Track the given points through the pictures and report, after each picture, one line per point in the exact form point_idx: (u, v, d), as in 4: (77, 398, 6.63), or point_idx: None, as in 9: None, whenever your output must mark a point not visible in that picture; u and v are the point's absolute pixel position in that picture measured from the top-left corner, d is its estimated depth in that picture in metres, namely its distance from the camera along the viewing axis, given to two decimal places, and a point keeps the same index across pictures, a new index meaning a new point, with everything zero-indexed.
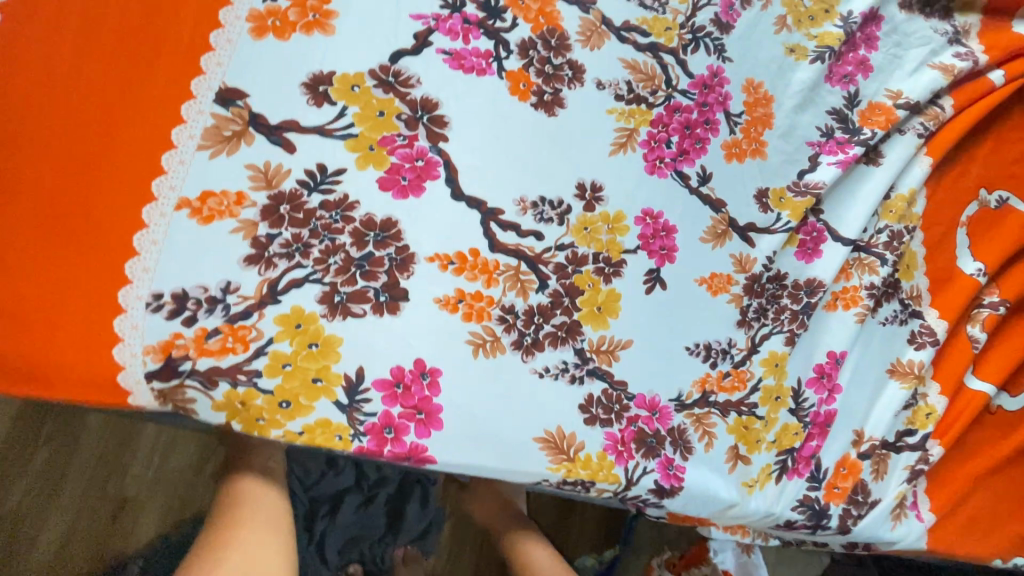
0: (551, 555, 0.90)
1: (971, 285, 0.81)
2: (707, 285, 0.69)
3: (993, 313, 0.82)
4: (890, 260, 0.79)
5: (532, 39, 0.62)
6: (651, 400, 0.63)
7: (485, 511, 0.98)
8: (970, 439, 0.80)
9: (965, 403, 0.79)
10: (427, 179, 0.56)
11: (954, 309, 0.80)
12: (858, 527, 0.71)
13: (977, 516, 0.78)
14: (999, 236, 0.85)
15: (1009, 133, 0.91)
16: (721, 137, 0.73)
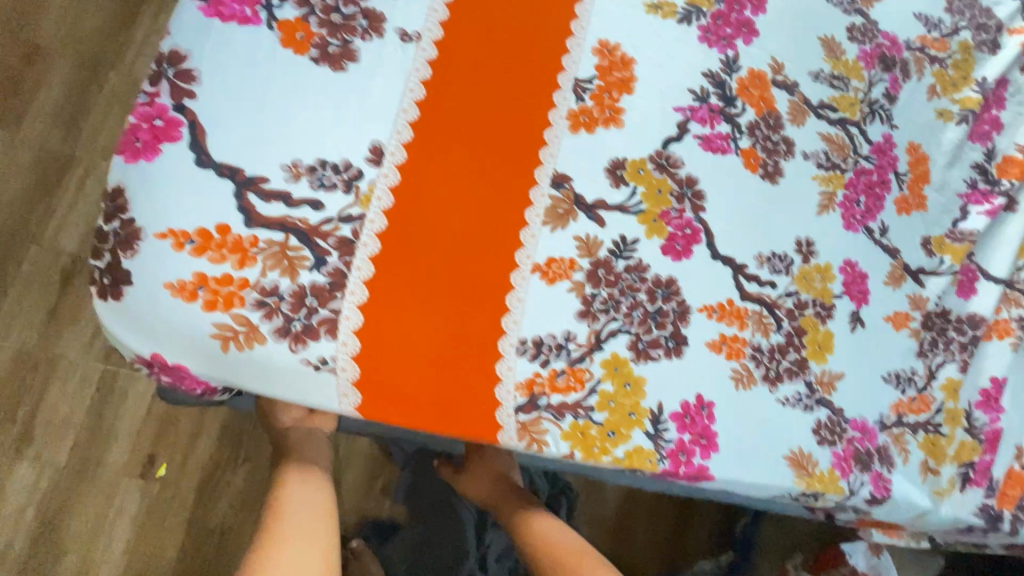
0: (550, 521, 0.85)
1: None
2: (893, 322, 0.80)
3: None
4: None
5: (757, 120, 0.74)
6: (861, 423, 0.75)
7: (484, 486, 0.94)
8: None
9: None
10: (694, 244, 0.68)
11: None
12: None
13: None
14: None
15: None
16: (894, 193, 0.84)
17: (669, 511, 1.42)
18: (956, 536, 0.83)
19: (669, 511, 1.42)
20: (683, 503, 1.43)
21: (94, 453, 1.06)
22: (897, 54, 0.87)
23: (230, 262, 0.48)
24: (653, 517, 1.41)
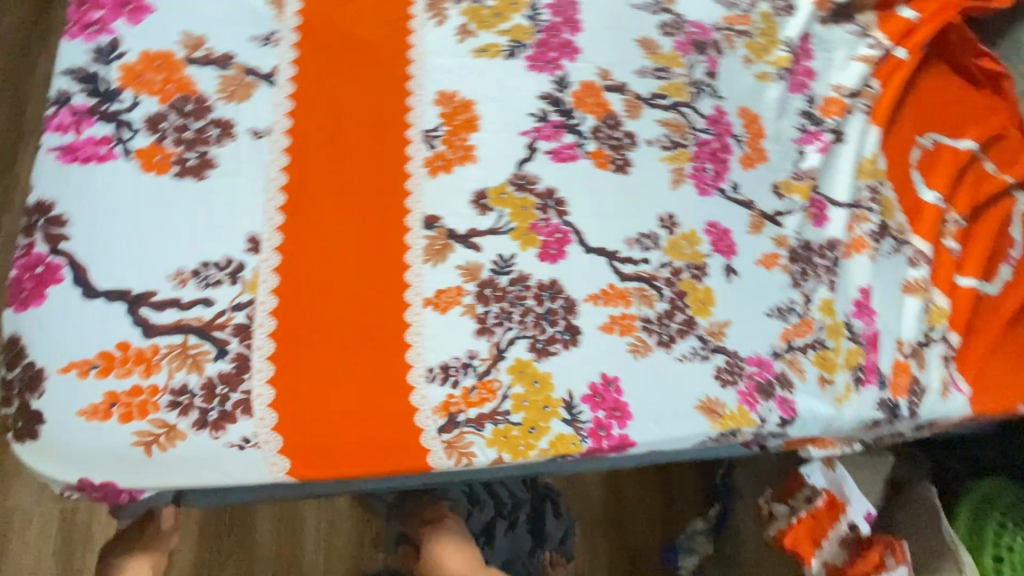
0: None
1: (937, 209, 1.10)
2: (764, 263, 0.91)
3: (956, 227, 1.11)
4: (875, 209, 1.05)
5: (598, 124, 0.85)
6: (756, 358, 0.84)
7: (450, 563, 0.98)
8: (976, 322, 1.05)
9: (962, 298, 1.04)
10: (567, 245, 0.77)
11: (930, 231, 1.07)
12: (923, 409, 0.94)
13: (1003, 379, 1.01)
14: (940, 170, 1.15)
15: (920, 92, 1.22)
16: (736, 154, 0.96)
17: (651, 483, 1.50)
18: (869, 432, 0.94)
19: (652, 481, 1.50)
20: (661, 472, 1.52)
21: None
22: (707, 37, 1.00)
23: (136, 373, 0.54)
24: (638, 494, 1.49)
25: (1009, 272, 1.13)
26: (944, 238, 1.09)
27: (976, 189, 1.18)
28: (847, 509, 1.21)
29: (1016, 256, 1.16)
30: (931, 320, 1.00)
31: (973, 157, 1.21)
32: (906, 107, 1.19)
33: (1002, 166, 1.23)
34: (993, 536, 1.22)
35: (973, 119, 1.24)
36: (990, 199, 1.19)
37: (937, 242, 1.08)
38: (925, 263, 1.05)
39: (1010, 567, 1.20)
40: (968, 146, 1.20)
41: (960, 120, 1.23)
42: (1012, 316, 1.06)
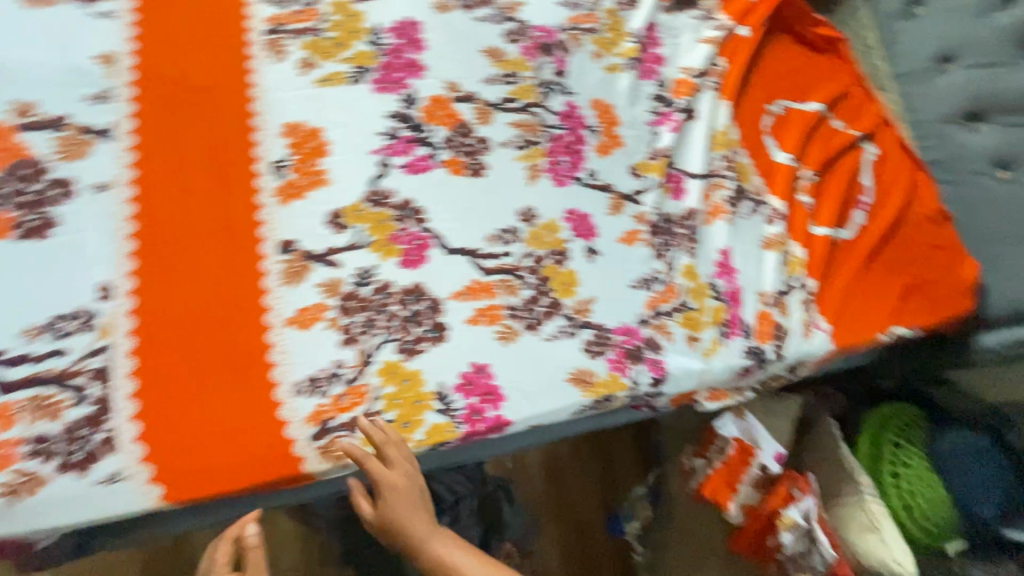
0: (473, 558, 0.72)
1: (790, 168, 1.21)
2: (625, 240, 1.00)
3: (809, 182, 1.22)
4: (730, 175, 1.14)
5: (450, 134, 0.92)
6: (623, 327, 0.93)
7: (405, 519, 0.72)
8: (830, 266, 1.18)
9: (817, 246, 1.15)
10: (427, 249, 0.83)
11: (783, 189, 1.18)
12: (787, 350, 1.03)
13: (856, 314, 1.14)
14: (790, 133, 1.26)
15: (767, 63, 1.33)
16: (591, 144, 1.05)
17: (591, 458, 1.58)
18: (745, 381, 1.01)
19: (591, 458, 1.58)
20: (599, 446, 1.59)
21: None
22: (553, 39, 1.08)
23: None
24: (579, 470, 1.56)
25: (860, 217, 1.26)
26: (798, 194, 1.21)
27: (825, 146, 1.30)
28: (758, 453, 1.30)
29: (867, 202, 1.29)
30: (790, 270, 1.10)
31: (821, 117, 1.33)
32: (756, 79, 1.30)
33: (847, 122, 1.37)
34: (889, 456, 1.38)
35: (818, 82, 1.36)
36: (840, 153, 1.32)
37: (792, 198, 1.19)
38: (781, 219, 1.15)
39: (906, 482, 1.35)
40: (815, 107, 1.32)
41: (806, 85, 1.35)
42: (864, 256, 1.18)
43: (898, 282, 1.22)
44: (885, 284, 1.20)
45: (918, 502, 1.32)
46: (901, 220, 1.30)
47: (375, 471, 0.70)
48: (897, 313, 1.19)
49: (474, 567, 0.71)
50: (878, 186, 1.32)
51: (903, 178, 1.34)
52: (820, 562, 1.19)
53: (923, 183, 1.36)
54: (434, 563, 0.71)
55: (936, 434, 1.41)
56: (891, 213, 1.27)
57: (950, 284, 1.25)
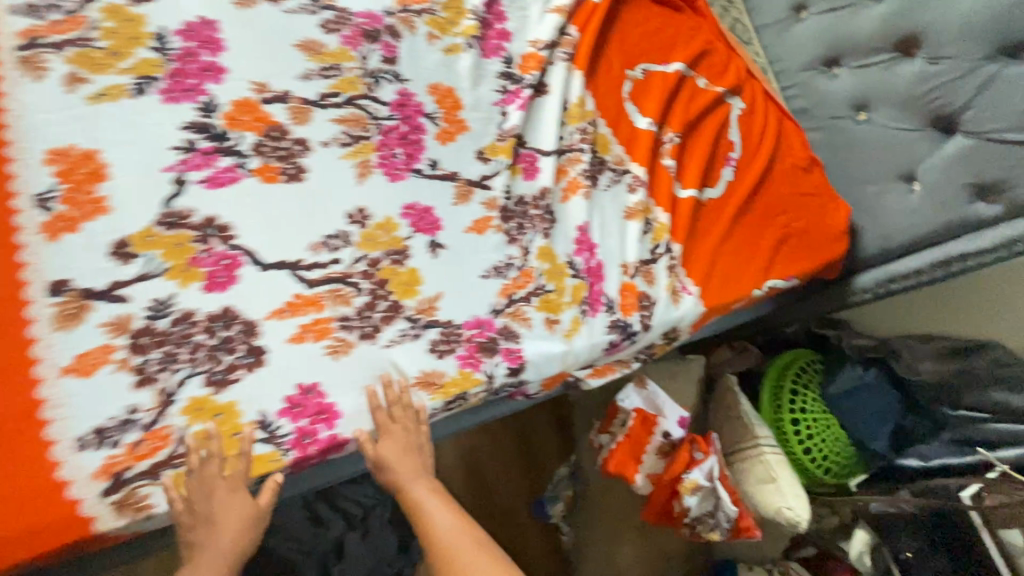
0: (446, 508, 0.80)
1: (651, 134, 1.20)
2: (475, 229, 0.96)
3: (673, 145, 1.21)
4: (587, 148, 1.11)
5: (260, 140, 0.85)
6: (475, 320, 0.89)
7: (398, 465, 0.79)
8: (700, 226, 1.17)
9: (681, 209, 1.15)
10: (238, 269, 0.77)
11: (644, 155, 1.16)
12: (655, 319, 1.03)
13: (727, 272, 1.14)
14: (651, 97, 1.25)
15: (625, 26, 1.30)
16: (431, 131, 1.00)
17: (510, 446, 1.55)
18: (614, 356, 1.01)
19: (509, 445, 1.55)
20: (518, 432, 1.57)
21: (257, 530, 0.72)
22: (380, 24, 1.02)
23: None
24: (499, 460, 1.54)
25: (730, 174, 1.26)
26: (663, 159, 1.20)
27: (690, 106, 1.29)
28: (660, 421, 1.30)
29: (736, 158, 1.29)
30: (654, 237, 1.10)
31: (684, 77, 1.32)
32: (613, 44, 1.27)
33: (712, 80, 1.36)
34: (788, 404, 1.43)
35: (679, 41, 1.34)
36: (705, 112, 1.31)
37: (654, 165, 1.18)
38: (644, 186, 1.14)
39: (805, 427, 1.40)
40: (676, 68, 1.30)
41: (667, 45, 1.33)
42: (731, 213, 1.19)
43: (770, 235, 1.24)
44: (755, 239, 1.21)
45: (816, 444, 1.38)
46: (769, 173, 1.32)
47: (378, 426, 0.79)
48: (769, 266, 1.20)
49: (445, 517, 0.79)
50: (745, 142, 1.33)
51: (769, 131, 1.35)
52: (723, 520, 1.23)
53: (791, 133, 1.37)
54: (412, 505, 0.80)
55: (829, 377, 1.47)
56: (759, 167, 1.28)
57: (815, 230, 1.30)
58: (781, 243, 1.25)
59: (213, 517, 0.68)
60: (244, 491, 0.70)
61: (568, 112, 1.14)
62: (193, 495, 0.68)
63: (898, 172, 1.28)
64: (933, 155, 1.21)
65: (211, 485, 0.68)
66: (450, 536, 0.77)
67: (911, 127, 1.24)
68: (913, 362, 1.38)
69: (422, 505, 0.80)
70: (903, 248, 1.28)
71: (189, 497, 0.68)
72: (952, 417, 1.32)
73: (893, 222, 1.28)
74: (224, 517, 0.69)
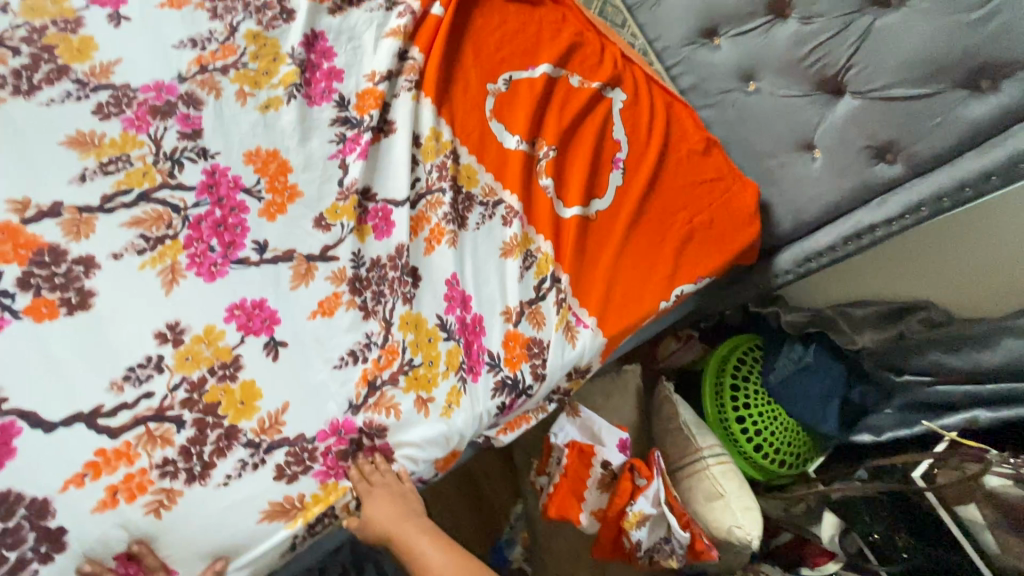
0: (441, 548, 0.77)
1: (522, 153, 1.08)
2: (321, 312, 0.84)
3: (548, 161, 1.10)
4: (447, 186, 1.00)
5: (27, 270, 0.71)
6: (331, 426, 0.78)
7: (387, 518, 0.77)
8: (590, 246, 1.07)
9: (566, 234, 1.05)
10: (13, 438, 0.64)
11: (516, 180, 1.05)
12: (550, 363, 0.94)
13: (626, 291, 1.05)
14: (518, 110, 1.13)
15: (480, 33, 1.16)
16: (254, 209, 0.86)
17: (457, 495, 1.44)
18: (512, 414, 0.93)
19: (456, 495, 1.44)
20: (464, 478, 1.46)
21: None
22: (173, 95, 0.88)
23: None
24: (446, 512, 1.42)
25: (618, 178, 1.16)
26: (540, 178, 1.09)
27: (565, 111, 1.18)
28: (599, 450, 1.21)
29: (624, 158, 1.18)
30: (537, 271, 1.01)
31: (554, 79, 1.19)
32: (467, 56, 1.14)
33: (586, 75, 1.23)
34: (730, 402, 1.36)
35: (543, 39, 1.21)
36: (584, 114, 1.19)
37: (531, 188, 1.08)
38: (520, 216, 1.03)
39: (751, 423, 1.33)
40: (543, 71, 1.18)
41: (530, 46, 1.20)
42: (624, 224, 1.09)
43: (672, 236, 1.14)
44: (655, 245, 1.12)
45: (764, 438, 1.31)
46: (664, 167, 1.21)
47: (360, 489, 0.77)
48: (675, 271, 1.11)
49: (442, 558, 0.76)
50: (633, 137, 1.21)
51: (658, 119, 1.23)
52: (678, 546, 1.13)
53: (683, 116, 1.26)
54: (406, 548, 0.77)
55: (770, 363, 1.38)
56: (650, 164, 1.17)
57: (723, 220, 1.20)
58: (686, 241, 1.15)
59: None
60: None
61: (422, 149, 1.02)
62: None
63: (797, 142, 1.18)
64: (826, 121, 1.12)
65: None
66: None
67: (799, 93, 1.15)
68: (853, 331, 1.30)
69: (415, 550, 0.77)
70: (814, 222, 1.19)
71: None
72: (898, 382, 1.26)
73: (799, 194, 1.20)
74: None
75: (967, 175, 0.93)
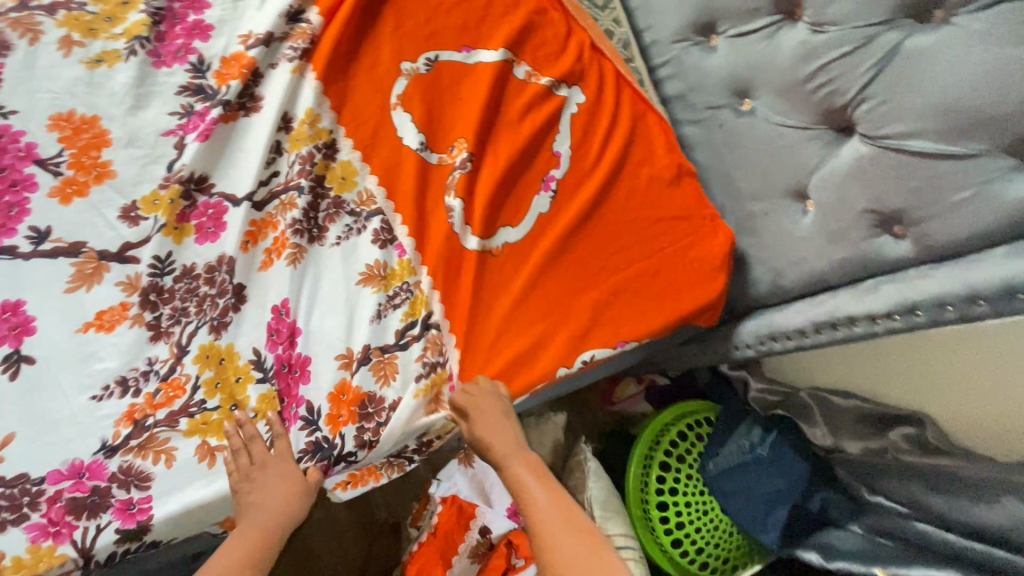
0: (545, 490, 0.75)
1: (416, 158, 0.87)
2: (98, 326, 0.69)
3: (462, 173, 0.88)
4: (305, 186, 0.81)
5: None
6: (71, 466, 0.63)
7: (494, 438, 0.77)
8: (485, 287, 0.86)
9: (457, 268, 0.84)
10: None
11: (406, 195, 0.85)
12: (396, 426, 0.76)
13: (519, 352, 0.83)
14: (433, 105, 0.90)
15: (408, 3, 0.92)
16: (45, 185, 0.71)
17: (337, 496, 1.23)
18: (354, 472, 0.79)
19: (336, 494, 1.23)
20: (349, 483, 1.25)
21: (301, 503, 0.69)
22: None
23: None
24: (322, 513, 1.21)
25: (544, 204, 0.93)
26: (447, 194, 0.87)
27: (498, 111, 0.94)
28: (481, 512, 1.04)
29: (558, 176, 0.94)
30: (409, 313, 0.81)
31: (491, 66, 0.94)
32: (385, 27, 0.91)
33: (538, 67, 0.98)
34: (656, 483, 1.13)
35: (494, 14, 0.96)
36: (524, 115, 0.95)
37: (427, 208, 0.87)
38: (397, 244, 0.84)
39: (675, 514, 1.11)
40: (480, 56, 0.94)
41: (475, 24, 0.95)
42: (533, 264, 0.87)
43: (598, 287, 0.90)
44: (570, 296, 0.89)
45: (687, 534, 1.09)
46: (609, 195, 0.95)
47: (461, 399, 0.78)
48: (590, 332, 0.88)
49: (546, 499, 0.74)
50: (575, 151, 0.96)
51: (615, 135, 0.97)
52: None
53: (654, 133, 0.99)
54: (511, 478, 0.76)
55: (717, 442, 1.14)
56: (591, 190, 0.93)
57: (678, 273, 0.94)
58: (617, 295, 0.91)
59: (259, 489, 0.67)
60: (294, 465, 0.70)
61: (291, 136, 0.83)
62: (248, 471, 0.68)
63: (787, 187, 0.91)
64: (825, 166, 0.85)
65: (262, 462, 0.68)
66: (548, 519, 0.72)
67: (797, 123, 0.87)
68: (831, 434, 1.07)
69: (524, 492, 0.75)
70: (792, 291, 0.93)
71: (243, 471, 0.68)
72: (867, 502, 1.03)
73: (779, 253, 0.93)
74: (271, 501, 0.67)
75: (986, 282, 0.66)
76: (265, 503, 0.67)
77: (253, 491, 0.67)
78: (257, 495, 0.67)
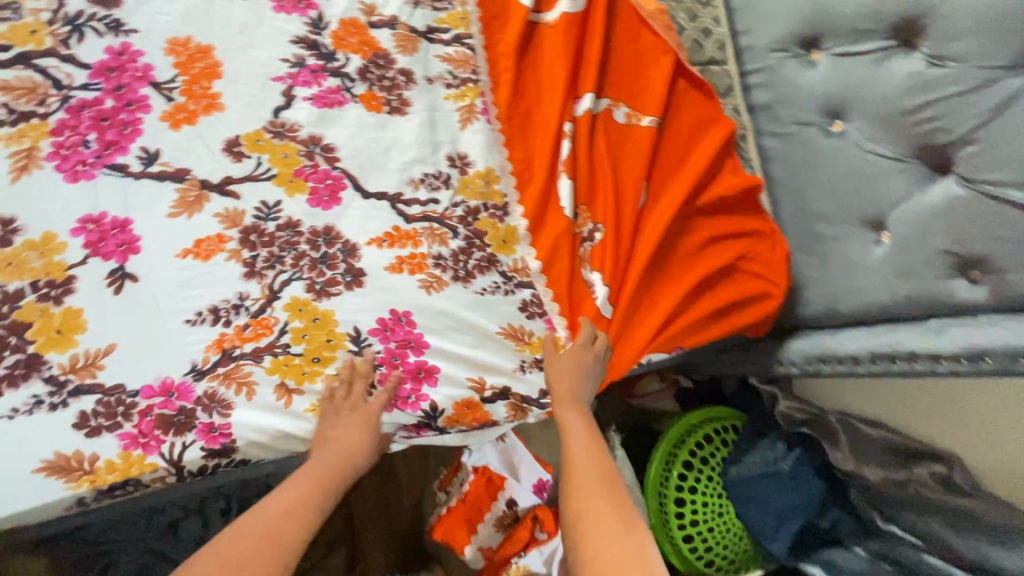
0: (587, 442, 0.75)
1: (563, 226, 0.85)
2: (195, 254, 0.71)
3: (594, 245, 0.87)
4: (444, 197, 0.84)
5: None
6: (162, 385, 0.66)
7: (561, 384, 0.78)
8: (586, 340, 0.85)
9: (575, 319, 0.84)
10: None
11: (547, 245, 0.85)
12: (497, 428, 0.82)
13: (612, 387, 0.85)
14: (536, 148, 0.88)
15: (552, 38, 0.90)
16: (158, 109, 0.73)
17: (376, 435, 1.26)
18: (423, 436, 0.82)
19: None
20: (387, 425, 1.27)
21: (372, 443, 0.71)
22: None
23: None
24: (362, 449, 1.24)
25: None
26: (585, 270, 0.86)
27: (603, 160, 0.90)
28: (509, 485, 1.09)
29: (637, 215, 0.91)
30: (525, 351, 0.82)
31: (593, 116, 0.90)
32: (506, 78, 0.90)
33: (635, 104, 0.92)
34: (677, 481, 1.17)
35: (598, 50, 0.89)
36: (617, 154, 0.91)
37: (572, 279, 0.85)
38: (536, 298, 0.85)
39: (691, 512, 1.15)
40: (586, 107, 0.88)
41: (571, 69, 0.89)
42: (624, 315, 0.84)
43: (685, 325, 0.90)
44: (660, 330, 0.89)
45: (699, 533, 1.14)
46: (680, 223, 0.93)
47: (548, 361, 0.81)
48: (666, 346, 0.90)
49: (584, 448, 0.74)
50: (653, 190, 0.92)
51: (694, 156, 0.92)
52: None
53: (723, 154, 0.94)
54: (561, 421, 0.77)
55: (740, 453, 1.18)
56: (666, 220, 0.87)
57: (747, 290, 0.94)
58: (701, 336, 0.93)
59: (337, 420, 0.71)
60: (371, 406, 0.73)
61: (463, 178, 0.86)
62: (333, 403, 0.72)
63: (864, 216, 0.91)
64: (911, 201, 0.85)
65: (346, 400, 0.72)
66: (581, 465, 0.73)
67: (889, 154, 0.86)
68: (852, 458, 1.06)
69: (568, 434, 0.76)
70: (848, 318, 0.95)
71: (331, 402, 0.72)
72: (878, 528, 1.06)
73: (842, 278, 0.94)
74: (346, 435, 0.70)
75: None
76: (337, 433, 0.70)
77: (333, 422, 0.71)
78: (333, 425, 0.71)
